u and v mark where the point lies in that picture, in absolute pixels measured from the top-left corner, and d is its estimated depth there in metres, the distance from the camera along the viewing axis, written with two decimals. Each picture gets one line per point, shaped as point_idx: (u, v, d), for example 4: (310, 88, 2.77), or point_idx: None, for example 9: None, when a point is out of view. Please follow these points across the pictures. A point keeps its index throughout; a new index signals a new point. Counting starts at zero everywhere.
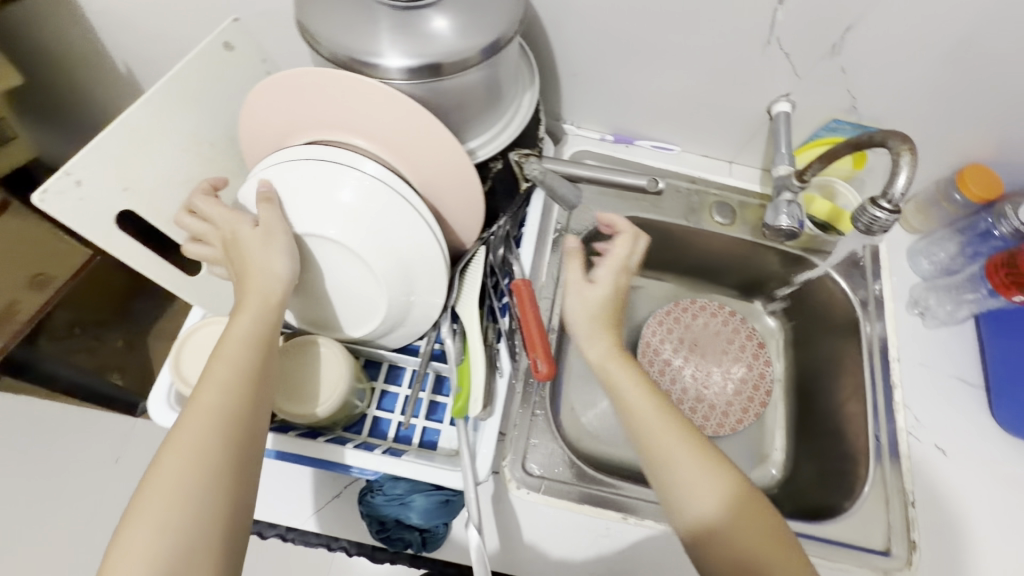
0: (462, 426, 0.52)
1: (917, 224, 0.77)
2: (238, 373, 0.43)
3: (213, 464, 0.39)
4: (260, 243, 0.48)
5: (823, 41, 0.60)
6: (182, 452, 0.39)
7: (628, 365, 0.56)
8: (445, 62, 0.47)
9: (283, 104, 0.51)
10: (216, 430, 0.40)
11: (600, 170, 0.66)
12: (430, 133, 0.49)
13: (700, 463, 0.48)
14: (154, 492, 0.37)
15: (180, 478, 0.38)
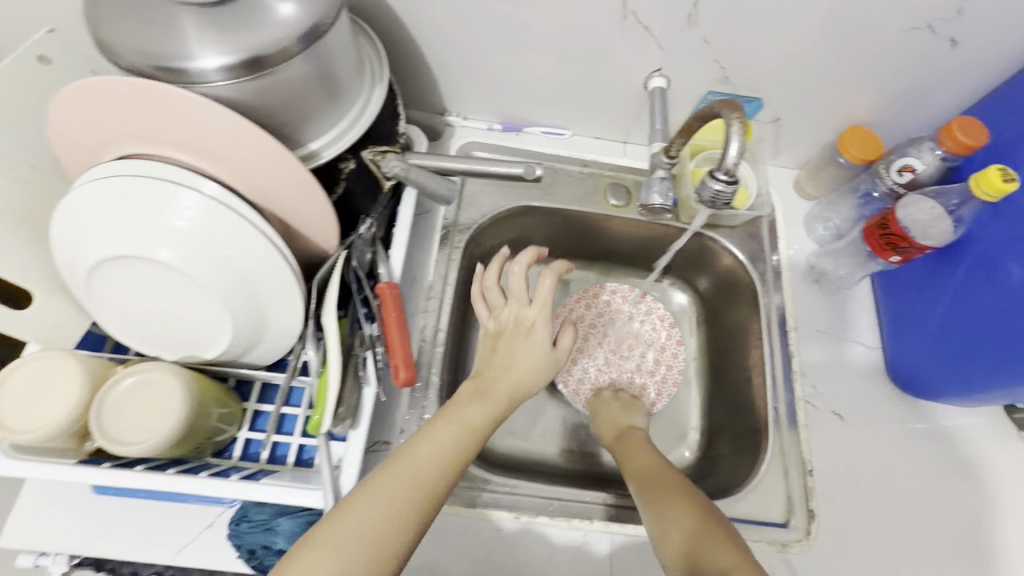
0: (323, 442, 0.50)
1: (812, 190, 0.77)
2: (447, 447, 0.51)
3: (423, 491, 0.47)
4: (542, 358, 0.59)
5: (678, 13, 0.58)
6: (367, 498, 0.46)
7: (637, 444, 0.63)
8: (258, 56, 0.44)
9: (82, 120, 0.46)
10: (414, 474, 0.48)
11: (475, 162, 0.65)
12: (250, 142, 0.46)
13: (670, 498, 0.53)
14: (328, 529, 0.44)
15: (354, 519, 0.44)
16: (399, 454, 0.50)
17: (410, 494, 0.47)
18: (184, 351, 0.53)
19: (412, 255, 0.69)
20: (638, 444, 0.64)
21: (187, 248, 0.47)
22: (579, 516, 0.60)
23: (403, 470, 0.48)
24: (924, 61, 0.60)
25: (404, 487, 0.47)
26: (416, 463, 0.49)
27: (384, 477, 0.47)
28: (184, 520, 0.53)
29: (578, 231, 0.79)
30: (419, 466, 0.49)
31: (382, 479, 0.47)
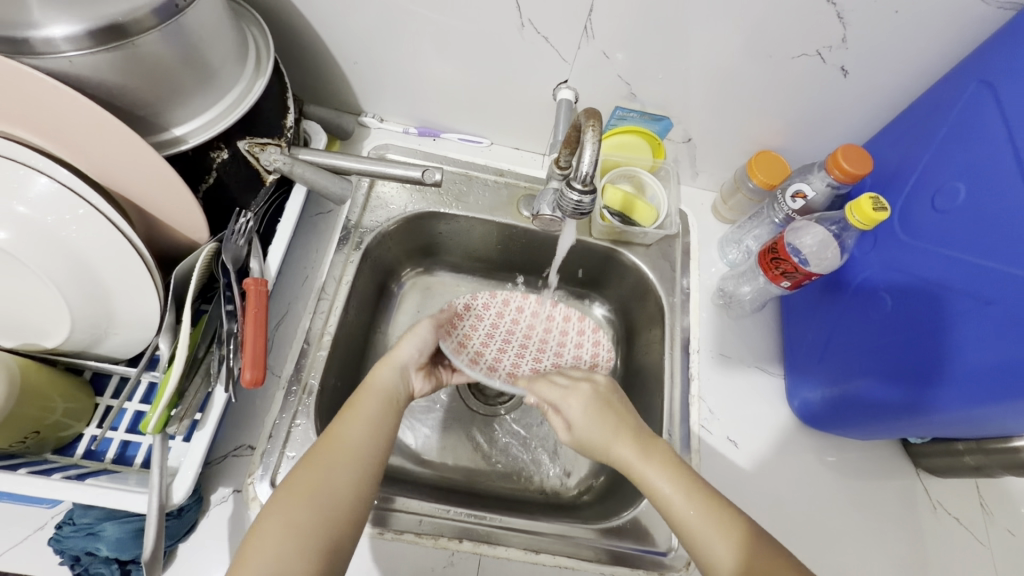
0: (159, 442, 0.48)
1: (728, 215, 0.77)
2: (373, 418, 0.52)
3: (349, 470, 0.47)
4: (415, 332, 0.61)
5: (573, 24, 0.58)
6: (313, 472, 0.46)
7: (668, 464, 0.51)
8: (93, 23, 0.40)
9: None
10: (344, 443, 0.48)
11: (372, 163, 0.65)
12: (92, 121, 0.43)
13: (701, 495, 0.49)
14: (284, 493, 0.44)
15: (301, 485, 0.45)
16: (330, 431, 0.50)
17: (348, 467, 0.47)
18: (25, 338, 0.50)
19: (310, 252, 0.68)
20: (669, 463, 0.51)
21: (22, 228, 0.44)
22: (449, 534, 0.56)
23: (339, 443, 0.48)
24: (819, 88, 0.61)
25: (342, 460, 0.47)
26: (349, 433, 0.49)
27: (320, 446, 0.48)
28: (8, 519, 0.49)
29: (493, 241, 0.77)
30: (355, 442, 0.49)
31: (315, 459, 0.47)
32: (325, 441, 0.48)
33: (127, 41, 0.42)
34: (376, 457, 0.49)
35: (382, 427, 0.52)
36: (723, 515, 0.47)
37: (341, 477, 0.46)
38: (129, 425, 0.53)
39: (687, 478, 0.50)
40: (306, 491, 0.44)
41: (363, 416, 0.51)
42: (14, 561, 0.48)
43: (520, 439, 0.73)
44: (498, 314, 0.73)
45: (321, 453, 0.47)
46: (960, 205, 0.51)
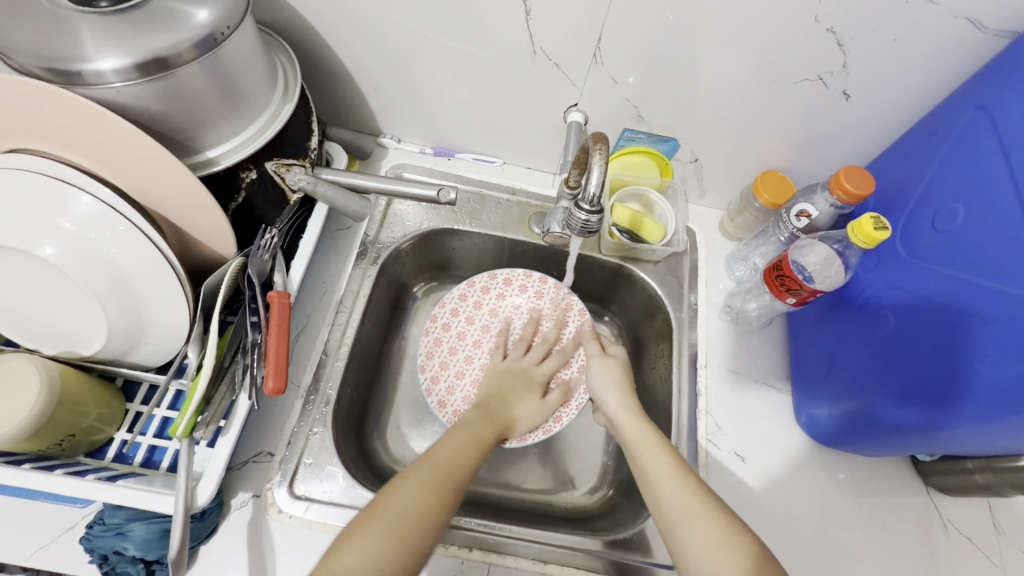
0: (186, 446, 0.50)
1: (735, 232, 0.78)
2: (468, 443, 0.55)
3: (450, 488, 0.49)
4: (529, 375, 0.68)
5: (583, 52, 0.61)
6: (412, 477, 0.49)
7: (683, 479, 0.52)
8: (138, 57, 0.43)
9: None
10: (449, 462, 0.51)
11: (390, 182, 0.68)
12: (135, 146, 0.47)
13: (714, 540, 0.47)
14: (392, 493, 0.47)
15: (409, 489, 0.48)
16: (433, 448, 0.53)
17: (449, 479, 0.50)
18: (64, 345, 0.53)
19: (329, 267, 0.71)
20: (681, 481, 0.52)
21: (67, 244, 0.47)
22: (460, 543, 0.57)
23: (437, 454, 0.52)
24: (822, 111, 0.62)
25: (443, 471, 0.50)
26: (448, 449, 0.53)
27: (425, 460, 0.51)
28: (44, 517, 0.52)
29: (505, 257, 0.80)
30: (452, 462, 0.52)
31: (417, 471, 0.50)
32: (425, 455, 0.52)
33: (169, 72, 0.45)
34: (468, 476, 0.51)
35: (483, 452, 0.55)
36: (726, 562, 0.46)
37: (446, 491, 0.49)
38: (157, 431, 0.56)
39: (697, 493, 0.51)
40: (408, 492, 0.47)
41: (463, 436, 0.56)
42: (48, 559, 0.50)
43: (530, 451, 0.75)
44: (498, 296, 0.77)
45: (428, 465, 0.50)
46: (958, 226, 0.53)
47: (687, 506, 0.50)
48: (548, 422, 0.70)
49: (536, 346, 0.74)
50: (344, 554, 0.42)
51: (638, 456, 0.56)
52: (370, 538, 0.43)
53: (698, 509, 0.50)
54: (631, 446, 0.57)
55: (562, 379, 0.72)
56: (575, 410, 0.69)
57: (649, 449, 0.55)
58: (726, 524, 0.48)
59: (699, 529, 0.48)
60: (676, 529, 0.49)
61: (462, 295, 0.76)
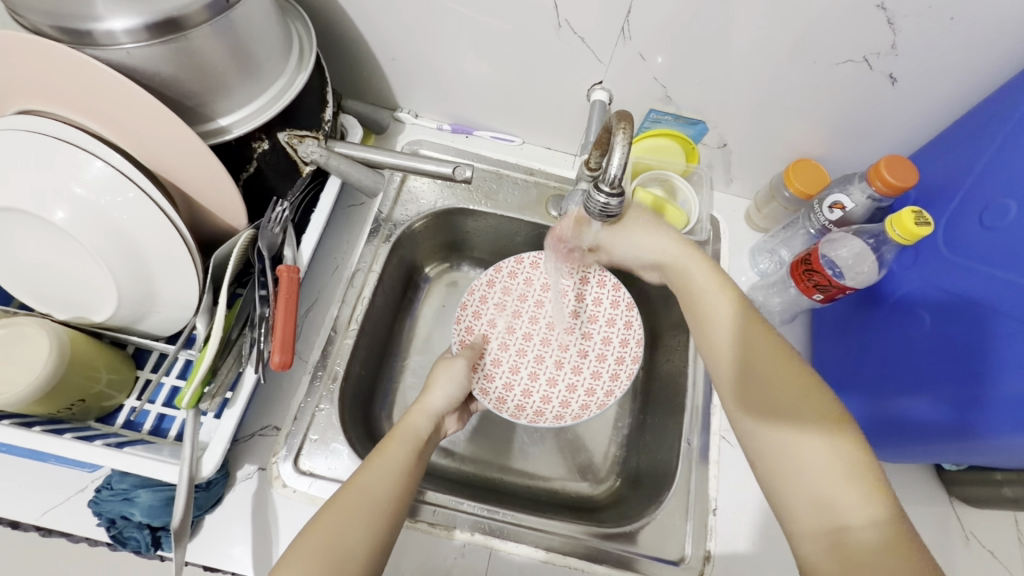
0: (192, 416, 0.50)
1: (762, 223, 0.75)
2: (396, 468, 0.49)
3: (376, 532, 0.44)
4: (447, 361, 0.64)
5: (610, 26, 0.57)
6: (334, 523, 0.43)
7: (800, 380, 0.46)
8: (147, 17, 0.42)
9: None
10: (357, 509, 0.45)
11: (404, 158, 0.66)
12: (144, 110, 0.46)
13: (841, 471, 0.41)
14: (303, 546, 0.42)
15: (323, 541, 0.42)
16: (351, 481, 0.47)
17: (364, 524, 0.44)
18: (75, 311, 0.53)
19: (341, 243, 0.70)
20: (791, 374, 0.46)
21: (77, 209, 0.47)
22: (462, 527, 0.57)
23: (359, 495, 0.46)
24: (864, 96, 0.59)
25: (365, 516, 0.45)
26: (373, 490, 0.46)
27: (342, 499, 0.45)
28: (54, 479, 0.53)
29: (520, 239, 0.78)
30: (378, 497, 0.46)
31: (337, 507, 0.44)
32: (349, 487, 0.46)
33: (178, 35, 0.44)
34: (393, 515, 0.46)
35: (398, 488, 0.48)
36: (855, 499, 0.40)
37: (355, 542, 0.43)
38: (166, 399, 0.56)
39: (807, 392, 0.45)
40: (322, 546, 0.42)
41: (389, 458, 0.49)
42: (57, 520, 0.51)
43: (535, 437, 0.74)
44: (527, 281, 0.73)
45: (343, 505, 0.45)
46: (1009, 223, 0.49)
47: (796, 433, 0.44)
48: (574, 407, 0.67)
49: (567, 326, 0.72)
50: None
51: (750, 373, 0.48)
52: None
53: (817, 419, 0.44)
54: (742, 365, 0.49)
55: (595, 365, 0.69)
56: (597, 407, 0.65)
57: (747, 335, 0.50)
58: (845, 439, 0.42)
59: (819, 457, 0.42)
60: (777, 429, 0.44)
61: (490, 282, 0.72)
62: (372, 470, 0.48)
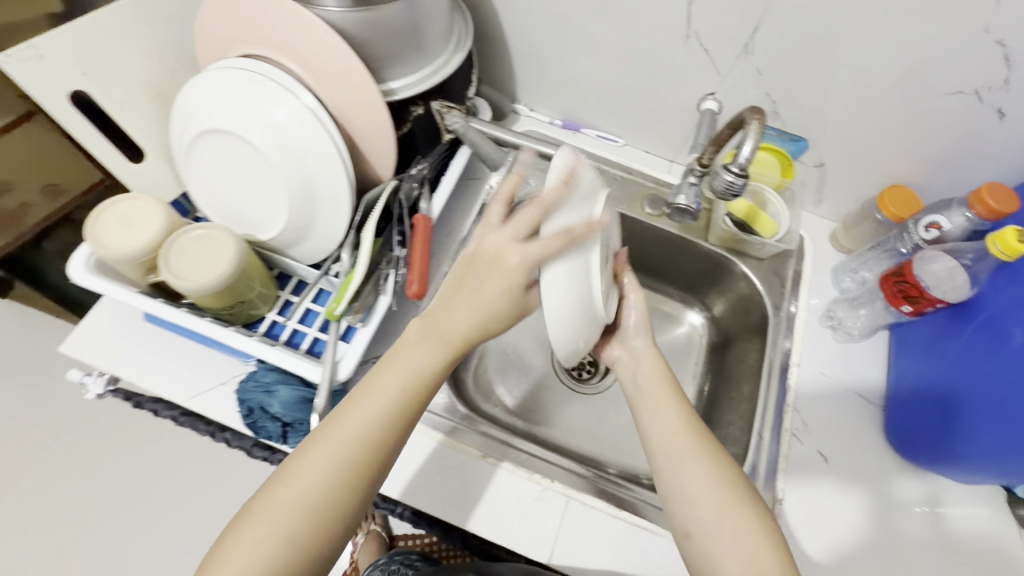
0: (335, 328, 0.57)
1: (846, 243, 0.78)
2: (390, 411, 0.47)
3: (359, 479, 0.45)
4: (502, 279, 0.48)
5: (735, 40, 0.64)
6: (256, 529, 0.42)
7: (712, 459, 0.52)
8: None
9: (219, 19, 0.57)
10: (342, 451, 0.45)
11: (526, 138, 0.73)
12: (339, 59, 0.55)
13: (749, 535, 0.47)
14: (284, 479, 0.44)
15: (302, 482, 0.44)
16: (337, 412, 0.47)
17: (348, 465, 0.45)
18: (247, 229, 0.63)
19: (454, 211, 0.77)
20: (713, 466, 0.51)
21: (273, 139, 0.56)
22: (542, 473, 0.62)
23: (339, 437, 0.46)
24: (969, 126, 0.62)
25: (353, 456, 0.45)
26: (306, 489, 0.44)
27: (319, 438, 0.46)
28: (202, 370, 0.61)
29: (611, 230, 0.84)
30: (364, 435, 0.46)
31: (318, 441, 0.46)
32: (332, 421, 0.47)
33: (370, 7, 0.54)
34: (375, 461, 0.46)
35: (336, 491, 0.44)
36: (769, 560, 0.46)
37: (336, 489, 0.44)
38: (300, 318, 0.64)
39: (719, 467, 0.51)
40: (238, 557, 0.41)
41: (330, 446, 0.45)
42: (202, 405, 0.59)
43: (605, 415, 0.79)
44: None
45: (323, 442, 0.46)
46: None
47: (730, 513, 0.48)
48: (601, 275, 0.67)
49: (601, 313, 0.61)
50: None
51: (671, 451, 0.53)
52: (249, 549, 0.42)
53: (730, 497, 0.49)
54: (677, 457, 0.52)
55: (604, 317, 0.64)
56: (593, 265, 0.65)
57: (666, 409, 0.56)
58: (750, 516, 0.48)
59: (737, 523, 0.48)
60: (690, 494, 0.50)
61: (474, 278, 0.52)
62: (354, 414, 0.47)
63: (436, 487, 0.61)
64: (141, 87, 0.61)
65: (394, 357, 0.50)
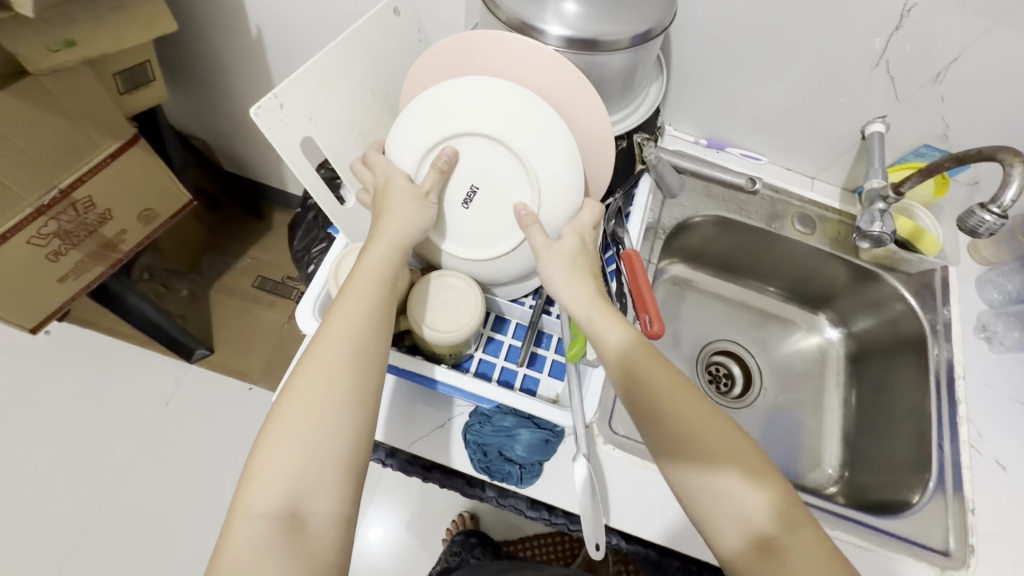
0: (574, 370, 0.58)
1: (988, 254, 0.82)
2: (367, 308, 0.49)
3: (346, 382, 0.46)
4: (409, 191, 0.52)
5: (927, 69, 0.65)
6: (286, 425, 0.44)
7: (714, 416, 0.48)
8: (604, 38, 0.53)
9: (448, 62, 0.57)
10: (329, 357, 0.46)
11: (703, 164, 0.74)
12: (578, 96, 0.56)
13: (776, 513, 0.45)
14: (298, 376, 0.46)
15: (307, 380, 0.45)
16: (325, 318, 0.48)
17: (337, 366, 0.46)
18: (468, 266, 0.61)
19: None
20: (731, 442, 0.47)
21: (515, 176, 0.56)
22: None
23: (330, 340, 0.47)
24: None
25: (339, 362, 0.46)
26: (303, 408, 0.45)
27: (316, 344, 0.47)
28: (424, 414, 0.63)
29: (755, 248, 0.87)
30: (339, 338, 0.47)
31: (316, 341, 0.47)
32: (323, 329, 0.48)
33: (594, 52, 0.54)
34: (354, 370, 0.47)
35: (343, 412, 0.45)
36: (759, 502, 0.45)
37: (337, 393, 0.45)
38: (506, 355, 0.63)
39: (733, 437, 0.47)
40: (275, 450, 0.43)
41: (321, 370, 0.46)
42: (428, 448, 0.62)
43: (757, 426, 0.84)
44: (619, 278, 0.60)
45: (318, 346, 0.47)
46: None
47: (739, 486, 0.45)
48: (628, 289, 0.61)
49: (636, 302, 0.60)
50: (244, 498, 0.43)
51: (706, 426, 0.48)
52: (292, 449, 0.43)
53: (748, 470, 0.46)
54: (710, 424, 0.48)
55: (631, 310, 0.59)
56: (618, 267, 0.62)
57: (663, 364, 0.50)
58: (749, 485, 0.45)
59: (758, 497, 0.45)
60: (738, 475, 0.46)
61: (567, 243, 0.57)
62: (336, 322, 0.48)
63: (661, 519, 0.61)
64: (352, 127, 0.59)
65: (364, 267, 0.50)
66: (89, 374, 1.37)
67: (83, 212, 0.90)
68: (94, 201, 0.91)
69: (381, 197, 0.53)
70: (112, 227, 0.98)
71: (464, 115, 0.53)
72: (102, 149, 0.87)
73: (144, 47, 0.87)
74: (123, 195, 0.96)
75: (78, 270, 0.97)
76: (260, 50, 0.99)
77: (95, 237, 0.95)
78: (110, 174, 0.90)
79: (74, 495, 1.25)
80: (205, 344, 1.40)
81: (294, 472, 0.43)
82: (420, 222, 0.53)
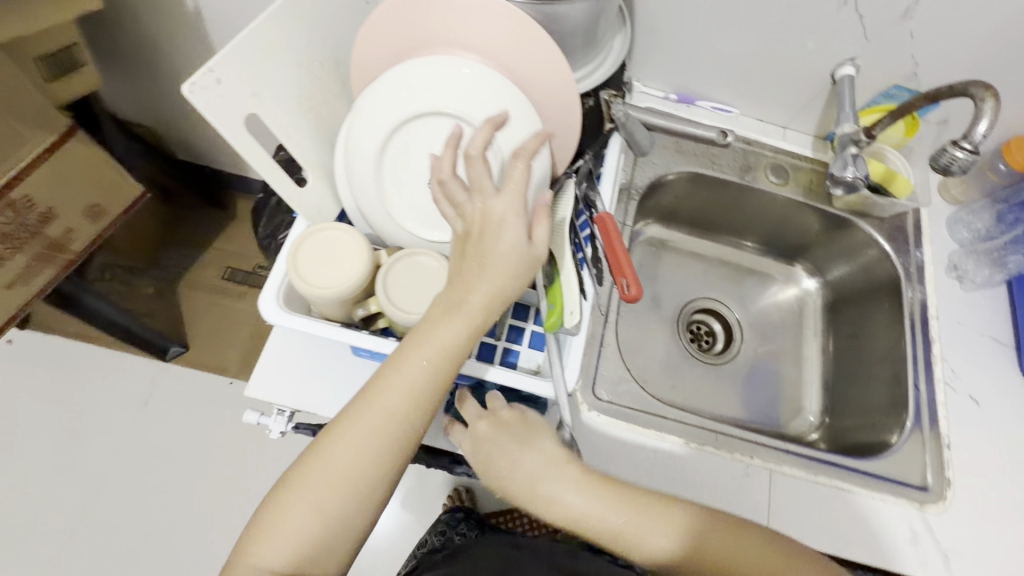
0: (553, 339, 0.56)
1: (957, 194, 0.82)
2: (420, 386, 0.45)
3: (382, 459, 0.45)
4: (516, 251, 0.44)
5: (897, 6, 0.64)
6: (299, 497, 0.45)
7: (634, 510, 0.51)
8: None
9: (399, 20, 0.53)
10: (364, 434, 0.44)
11: (673, 120, 0.72)
12: (540, 54, 0.53)
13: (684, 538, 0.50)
14: (323, 447, 0.45)
15: (333, 454, 0.45)
16: (366, 387, 0.46)
17: (374, 445, 0.45)
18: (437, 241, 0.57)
19: None
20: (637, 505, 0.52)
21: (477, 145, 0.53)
22: (742, 451, 0.65)
23: (373, 413, 0.45)
24: None
25: (374, 438, 0.45)
26: (324, 475, 0.44)
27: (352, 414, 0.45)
28: None
29: (730, 203, 0.86)
30: (384, 412, 0.45)
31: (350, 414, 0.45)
32: (362, 398, 0.45)
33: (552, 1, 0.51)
34: (394, 447, 0.45)
35: (369, 485, 0.45)
36: (664, 544, 0.50)
37: (371, 471, 0.45)
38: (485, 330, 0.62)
39: (636, 498, 0.52)
40: (285, 521, 0.44)
41: (357, 446, 0.44)
42: None
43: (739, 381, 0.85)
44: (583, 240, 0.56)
45: (351, 417, 0.45)
46: None
47: (649, 511, 0.51)
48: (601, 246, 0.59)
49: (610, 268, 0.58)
50: (250, 552, 0.44)
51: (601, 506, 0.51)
52: (301, 519, 0.44)
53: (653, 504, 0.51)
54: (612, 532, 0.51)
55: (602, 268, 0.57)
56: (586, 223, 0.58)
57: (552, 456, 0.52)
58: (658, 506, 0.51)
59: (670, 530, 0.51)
60: (636, 535, 0.50)
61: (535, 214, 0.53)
62: (377, 397, 0.45)
63: (647, 480, 0.62)
64: (300, 101, 0.55)
65: (429, 334, 0.45)
66: (56, 381, 1.32)
67: (23, 212, 0.84)
68: (34, 199, 0.84)
69: (480, 246, 0.45)
70: (58, 226, 0.92)
71: (431, 91, 0.50)
72: (35, 143, 0.82)
73: (68, 27, 0.80)
74: (65, 191, 0.90)
75: (27, 275, 0.92)
76: (198, 24, 0.92)
77: (40, 238, 0.89)
78: (45, 170, 0.84)
79: (56, 505, 1.22)
80: (178, 341, 1.35)
81: (307, 536, 0.44)
82: (517, 281, 0.45)
